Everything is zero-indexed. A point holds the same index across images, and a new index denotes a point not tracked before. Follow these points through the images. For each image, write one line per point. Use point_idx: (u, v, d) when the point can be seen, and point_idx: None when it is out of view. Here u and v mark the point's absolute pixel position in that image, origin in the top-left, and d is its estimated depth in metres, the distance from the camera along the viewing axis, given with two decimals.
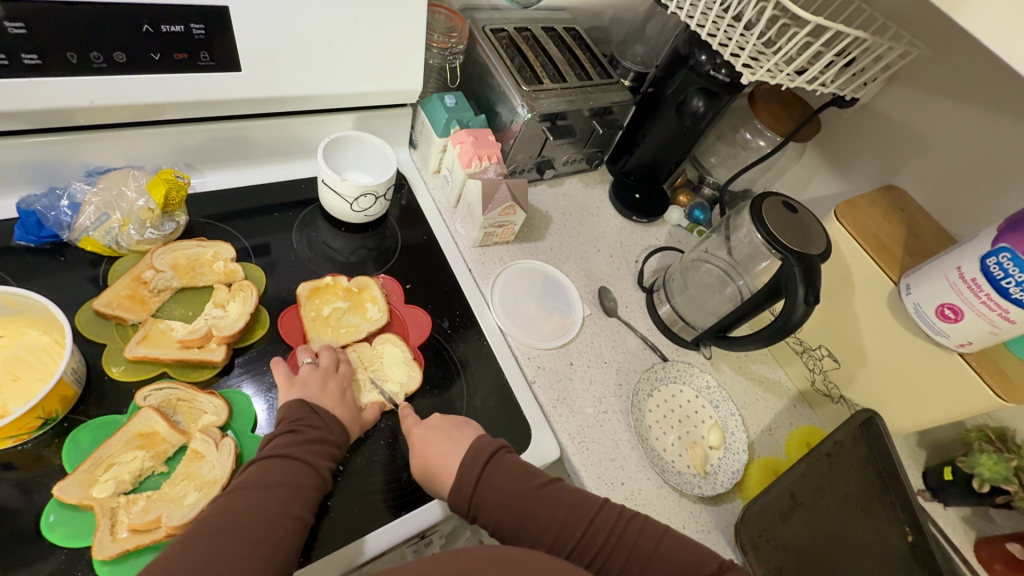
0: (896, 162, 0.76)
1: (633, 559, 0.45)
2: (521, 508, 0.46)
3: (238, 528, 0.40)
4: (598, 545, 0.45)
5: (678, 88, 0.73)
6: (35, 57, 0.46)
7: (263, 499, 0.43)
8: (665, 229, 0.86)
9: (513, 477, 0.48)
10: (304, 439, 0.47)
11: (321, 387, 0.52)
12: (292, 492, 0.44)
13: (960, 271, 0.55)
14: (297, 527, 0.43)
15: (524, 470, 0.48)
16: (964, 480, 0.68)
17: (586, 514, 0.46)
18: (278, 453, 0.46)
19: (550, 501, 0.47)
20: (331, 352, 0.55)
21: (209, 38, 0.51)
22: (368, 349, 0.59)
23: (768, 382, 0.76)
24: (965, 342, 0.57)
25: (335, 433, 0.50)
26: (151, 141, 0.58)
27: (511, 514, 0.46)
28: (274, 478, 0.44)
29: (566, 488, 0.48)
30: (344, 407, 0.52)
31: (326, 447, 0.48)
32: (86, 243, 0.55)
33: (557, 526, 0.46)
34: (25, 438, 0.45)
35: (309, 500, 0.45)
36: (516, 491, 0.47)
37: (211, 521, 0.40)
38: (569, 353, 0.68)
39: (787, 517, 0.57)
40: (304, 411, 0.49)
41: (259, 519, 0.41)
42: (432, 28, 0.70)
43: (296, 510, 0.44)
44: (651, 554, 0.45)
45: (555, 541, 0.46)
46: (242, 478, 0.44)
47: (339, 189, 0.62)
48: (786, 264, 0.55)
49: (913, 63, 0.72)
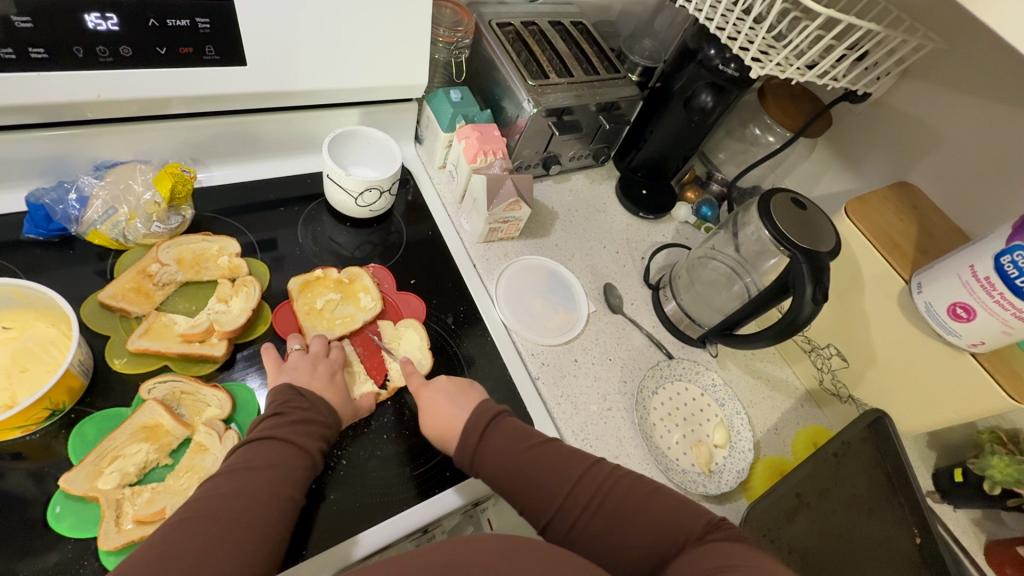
0: (909, 157, 0.75)
1: (616, 519, 0.44)
2: (518, 465, 0.47)
3: (225, 510, 0.40)
4: (583, 503, 0.45)
5: (687, 82, 0.72)
6: (42, 52, 0.46)
7: (251, 480, 0.43)
8: (672, 226, 0.85)
9: (512, 437, 0.49)
10: (292, 420, 0.47)
11: (310, 372, 0.52)
12: (279, 472, 0.44)
13: (974, 270, 0.54)
14: (288, 508, 0.44)
15: (525, 433, 0.50)
16: (976, 483, 0.67)
17: (578, 470, 0.47)
18: (265, 435, 0.46)
19: (545, 459, 0.47)
20: (322, 339, 0.55)
21: (215, 32, 0.51)
22: (391, 328, 0.60)
23: (775, 381, 0.75)
24: (978, 342, 0.56)
25: (323, 413, 0.49)
26: (157, 135, 0.58)
27: (509, 469, 0.47)
28: (261, 461, 0.44)
29: (561, 448, 0.49)
30: (335, 390, 0.52)
31: (316, 428, 0.48)
32: (93, 237, 0.56)
33: (548, 484, 0.46)
34: (32, 430, 0.46)
35: (299, 482, 0.45)
36: (516, 449, 0.48)
37: (196, 505, 0.40)
38: (573, 349, 0.68)
39: (793, 517, 0.54)
40: (291, 394, 0.49)
41: (246, 500, 0.41)
42: (438, 22, 0.69)
43: (286, 492, 0.44)
44: (635, 510, 0.44)
45: (546, 498, 0.46)
46: (229, 462, 0.44)
47: (343, 184, 0.62)
48: (794, 262, 0.54)
49: (928, 57, 0.70)
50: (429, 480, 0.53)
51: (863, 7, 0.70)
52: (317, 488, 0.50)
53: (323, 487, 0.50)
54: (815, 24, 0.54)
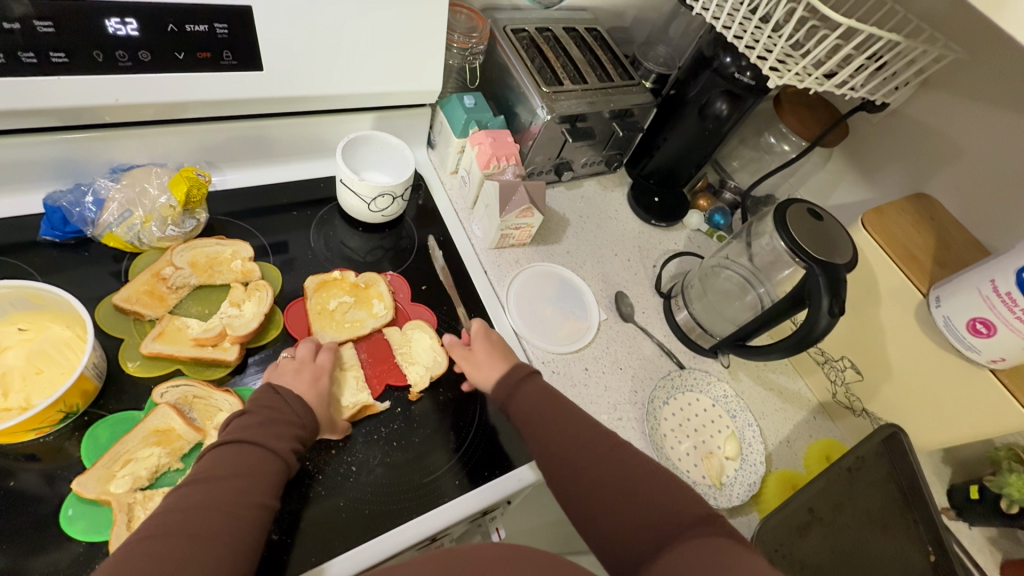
0: (928, 168, 0.74)
1: (614, 482, 0.47)
2: (544, 414, 0.52)
3: (189, 524, 0.39)
4: (585, 462, 0.49)
5: (701, 90, 0.71)
6: (62, 56, 0.46)
7: (214, 492, 0.42)
8: (684, 234, 0.84)
9: (541, 395, 0.54)
10: (260, 422, 0.46)
11: (293, 376, 0.51)
12: (245, 481, 0.43)
13: (994, 285, 0.53)
14: (258, 516, 0.43)
15: (554, 397, 0.54)
16: (993, 500, 0.66)
17: (588, 431, 0.51)
18: (232, 440, 0.45)
19: (561, 416, 0.52)
20: (310, 343, 0.54)
21: (233, 38, 0.52)
22: (398, 333, 0.59)
23: (787, 394, 0.74)
24: (997, 358, 0.55)
25: (296, 412, 0.48)
26: (173, 138, 0.58)
27: (533, 418, 0.52)
28: (227, 467, 0.43)
29: (578, 412, 0.54)
30: (316, 394, 0.50)
31: (289, 429, 0.47)
32: (109, 239, 0.56)
33: (561, 437, 0.51)
34: (46, 432, 0.46)
35: (271, 487, 0.44)
36: (541, 404, 0.53)
37: (162, 520, 0.39)
38: (583, 358, 0.67)
39: (805, 533, 0.54)
40: (264, 395, 0.48)
41: (210, 512, 0.40)
42: (453, 28, 0.69)
43: (254, 498, 0.43)
44: (629, 478, 0.47)
45: (554, 449, 0.50)
46: (194, 471, 0.43)
47: (356, 189, 0.62)
48: (810, 273, 0.54)
49: (947, 68, 0.69)
50: (438, 488, 0.52)
51: (882, 15, 0.69)
52: (319, 494, 0.49)
53: (330, 494, 0.50)
54: (834, 34, 0.53)
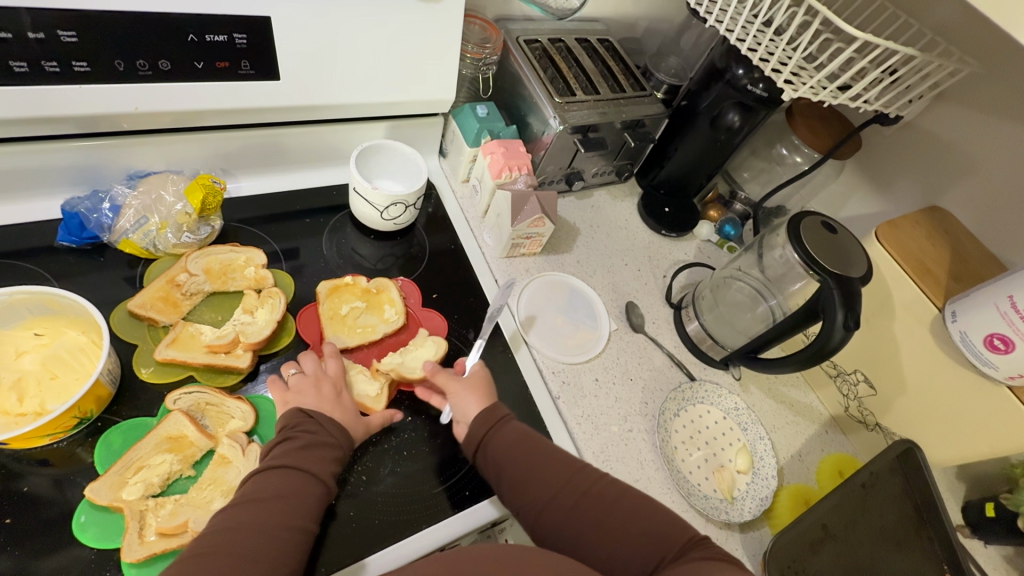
0: (942, 182, 0.74)
1: (603, 531, 0.48)
2: (520, 466, 0.50)
3: (233, 546, 0.40)
4: (570, 515, 0.48)
5: (713, 101, 0.72)
6: (84, 65, 0.47)
7: (258, 515, 0.42)
8: (694, 244, 0.84)
9: (514, 442, 0.51)
10: (301, 445, 0.46)
11: (315, 394, 0.51)
12: (288, 505, 0.43)
13: (1013, 301, 0.53)
14: (299, 539, 0.43)
15: (527, 437, 0.52)
16: (1009, 518, 0.65)
17: (570, 478, 0.50)
18: (273, 464, 0.45)
19: (541, 467, 0.50)
20: (313, 357, 0.54)
21: (251, 48, 0.52)
22: (421, 335, 0.60)
23: (799, 407, 0.73)
24: (1016, 374, 0.54)
25: (332, 434, 0.48)
26: (188, 146, 0.59)
27: (508, 472, 0.50)
28: (271, 491, 0.43)
29: (557, 458, 0.51)
30: (342, 409, 0.51)
31: (328, 452, 0.47)
32: (124, 245, 0.56)
33: (544, 489, 0.49)
34: (60, 437, 0.46)
35: (311, 511, 0.44)
36: (516, 455, 0.50)
37: (206, 542, 0.40)
38: (594, 368, 0.67)
39: (819, 549, 0.53)
40: (300, 417, 0.48)
41: (253, 535, 0.41)
42: (467, 39, 0.69)
43: (294, 521, 0.43)
44: (617, 527, 0.48)
45: (534, 503, 0.49)
46: (241, 493, 0.43)
47: (370, 197, 0.63)
48: (825, 287, 0.53)
49: (963, 80, 0.69)
50: (448, 498, 0.52)
51: (897, 29, 0.69)
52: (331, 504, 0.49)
53: (341, 504, 0.49)
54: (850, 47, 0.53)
